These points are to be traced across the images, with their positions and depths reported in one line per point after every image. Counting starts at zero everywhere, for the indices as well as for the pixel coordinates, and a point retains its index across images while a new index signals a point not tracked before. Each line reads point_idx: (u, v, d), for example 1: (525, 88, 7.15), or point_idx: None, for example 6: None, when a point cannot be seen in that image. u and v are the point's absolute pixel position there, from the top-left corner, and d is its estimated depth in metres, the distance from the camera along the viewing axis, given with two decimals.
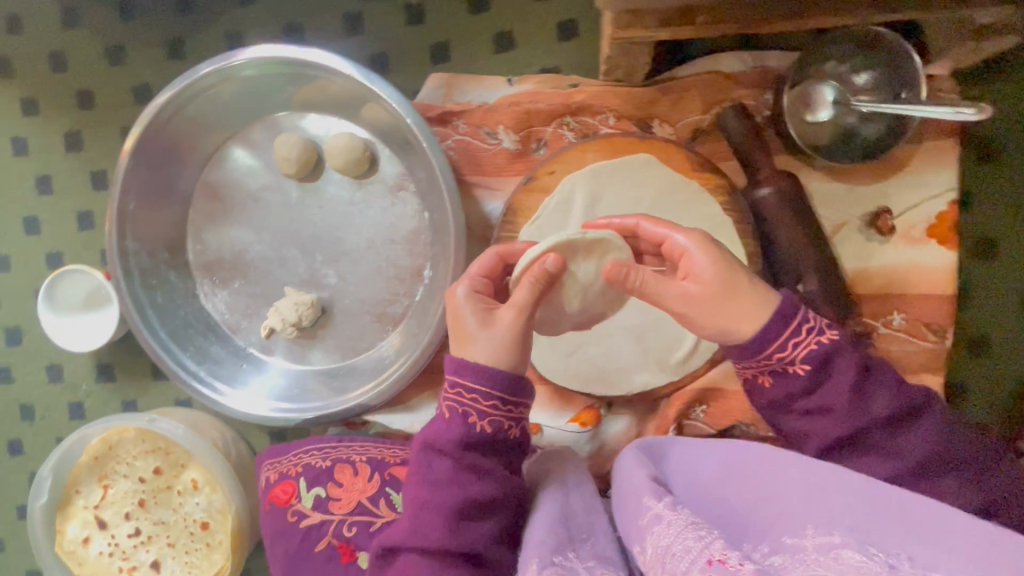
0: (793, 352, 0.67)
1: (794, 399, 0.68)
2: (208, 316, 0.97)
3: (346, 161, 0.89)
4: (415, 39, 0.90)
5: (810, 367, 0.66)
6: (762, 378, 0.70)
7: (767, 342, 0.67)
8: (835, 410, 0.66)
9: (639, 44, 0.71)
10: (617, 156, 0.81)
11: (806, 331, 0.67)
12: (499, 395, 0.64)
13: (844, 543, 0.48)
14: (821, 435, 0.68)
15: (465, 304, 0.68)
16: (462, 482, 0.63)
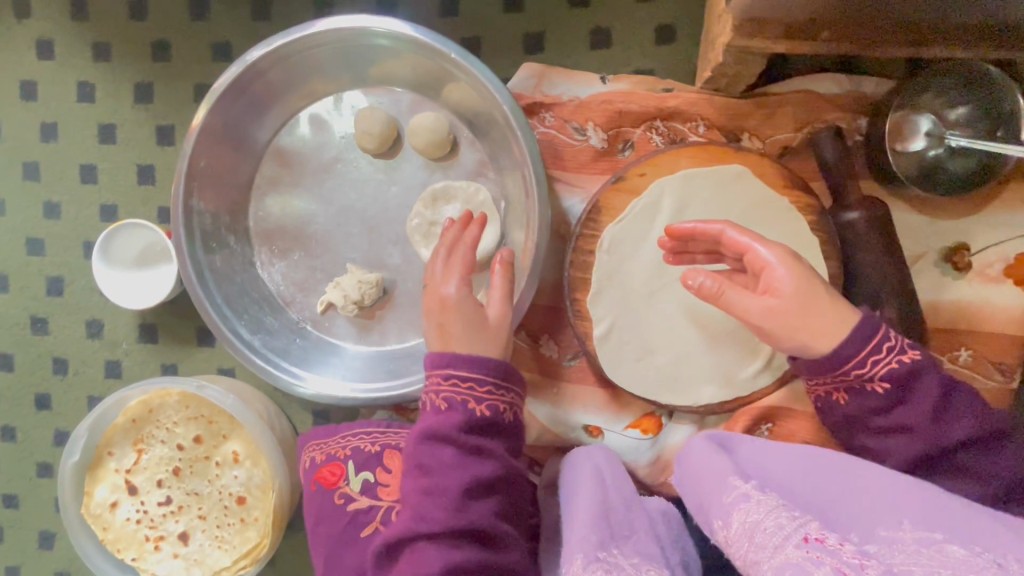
0: (871, 368, 0.66)
1: (871, 416, 0.68)
2: (264, 285, 0.94)
3: (429, 141, 0.87)
4: (509, 26, 0.88)
5: (890, 385, 0.66)
6: (838, 395, 0.70)
7: (847, 357, 0.66)
8: (914, 429, 0.66)
9: (754, 55, 0.71)
10: (709, 164, 0.80)
11: (887, 349, 0.66)
12: (491, 380, 0.73)
13: (946, 539, 0.52)
14: (898, 451, 0.68)
15: (464, 304, 0.76)
16: (465, 465, 0.70)
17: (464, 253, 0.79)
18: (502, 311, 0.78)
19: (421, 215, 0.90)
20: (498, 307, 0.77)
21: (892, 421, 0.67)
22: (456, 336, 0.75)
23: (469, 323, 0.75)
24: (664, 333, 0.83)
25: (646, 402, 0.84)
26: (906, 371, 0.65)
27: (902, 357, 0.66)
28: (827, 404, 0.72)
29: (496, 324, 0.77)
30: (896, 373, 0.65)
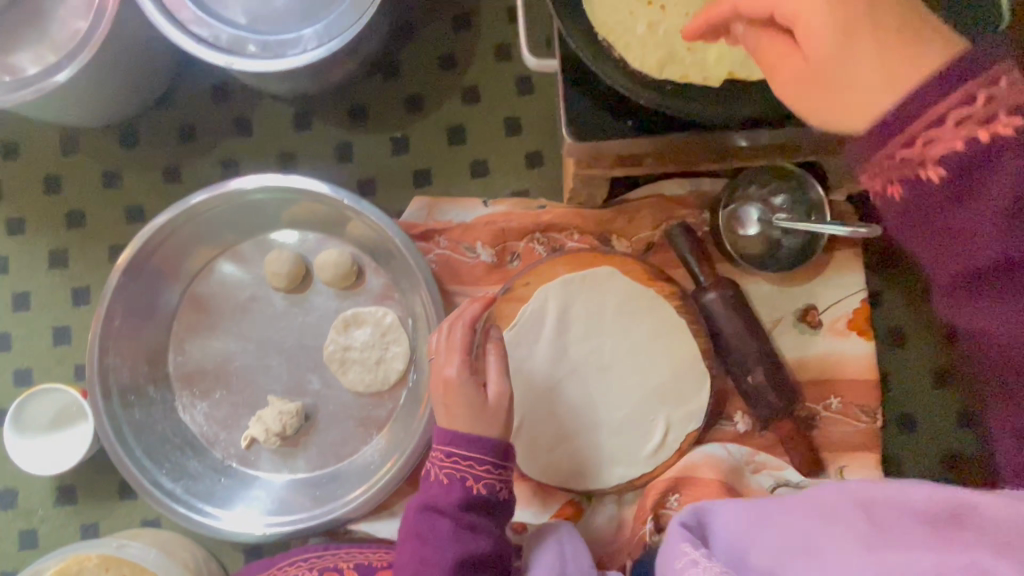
0: (946, 117, 0.36)
1: (969, 236, 0.37)
2: (186, 429, 0.96)
3: (334, 275, 0.96)
4: (400, 166, 1.01)
5: (948, 174, 0.37)
6: (916, 178, 0.38)
7: (902, 124, 0.38)
8: (979, 196, 0.37)
9: (597, 178, 0.85)
10: (583, 269, 0.92)
11: (981, 93, 0.36)
12: (490, 459, 0.76)
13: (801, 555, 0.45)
14: (987, 340, 0.39)
15: (466, 386, 0.75)
16: (460, 539, 0.74)
17: (461, 330, 0.79)
18: (501, 388, 0.77)
19: (335, 341, 0.96)
20: (502, 386, 0.77)
21: (996, 247, 0.37)
22: (455, 414, 0.76)
23: (470, 406, 0.75)
24: (569, 422, 0.90)
25: (564, 489, 0.90)
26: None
27: (999, 133, 0.35)
28: (889, 200, 0.40)
29: (497, 402, 0.76)
30: (994, 153, 0.36)
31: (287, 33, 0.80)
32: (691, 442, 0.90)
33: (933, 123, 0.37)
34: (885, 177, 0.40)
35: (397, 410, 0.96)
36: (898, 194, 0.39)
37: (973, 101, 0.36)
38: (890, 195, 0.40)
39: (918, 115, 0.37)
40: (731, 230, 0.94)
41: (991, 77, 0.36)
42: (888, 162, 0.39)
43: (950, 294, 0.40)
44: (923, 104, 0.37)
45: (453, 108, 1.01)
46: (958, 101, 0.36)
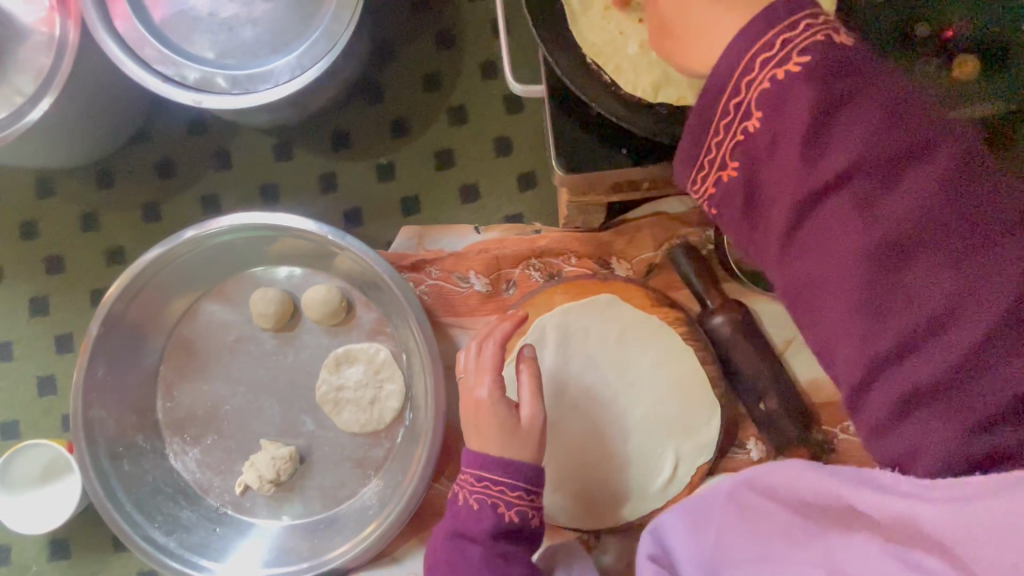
0: (754, 81, 0.41)
1: (784, 176, 0.41)
2: (178, 478, 0.93)
3: (323, 311, 0.92)
4: (386, 194, 0.96)
5: (764, 115, 0.41)
6: (742, 140, 0.43)
7: (722, 87, 0.43)
8: (788, 130, 0.40)
9: (592, 204, 0.81)
10: (582, 297, 0.88)
11: (784, 42, 0.39)
12: (523, 486, 0.72)
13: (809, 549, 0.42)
14: (817, 281, 0.41)
15: (495, 407, 0.74)
16: (491, 569, 0.71)
17: (492, 349, 0.79)
18: (535, 412, 0.75)
19: (328, 381, 0.92)
20: (535, 409, 0.75)
21: (828, 163, 0.38)
22: (480, 436, 0.75)
23: (500, 428, 0.73)
24: (573, 459, 0.86)
25: (569, 529, 0.86)
26: (839, 61, 0.38)
27: (800, 63, 0.39)
28: (726, 195, 0.46)
29: (530, 425, 0.75)
30: (797, 82, 0.39)
31: (258, 65, 0.76)
32: (703, 475, 0.86)
33: (738, 91, 0.42)
34: (721, 159, 0.46)
35: (395, 449, 0.92)
36: (733, 172, 0.45)
37: (812, 19, 0.39)
38: (723, 181, 0.46)
39: (733, 74, 0.42)
40: (737, 246, 0.91)
41: (797, 23, 0.39)
42: (718, 143, 0.45)
43: (791, 239, 0.42)
44: (730, 67, 0.42)
45: (439, 130, 0.96)
46: (763, 47, 0.40)
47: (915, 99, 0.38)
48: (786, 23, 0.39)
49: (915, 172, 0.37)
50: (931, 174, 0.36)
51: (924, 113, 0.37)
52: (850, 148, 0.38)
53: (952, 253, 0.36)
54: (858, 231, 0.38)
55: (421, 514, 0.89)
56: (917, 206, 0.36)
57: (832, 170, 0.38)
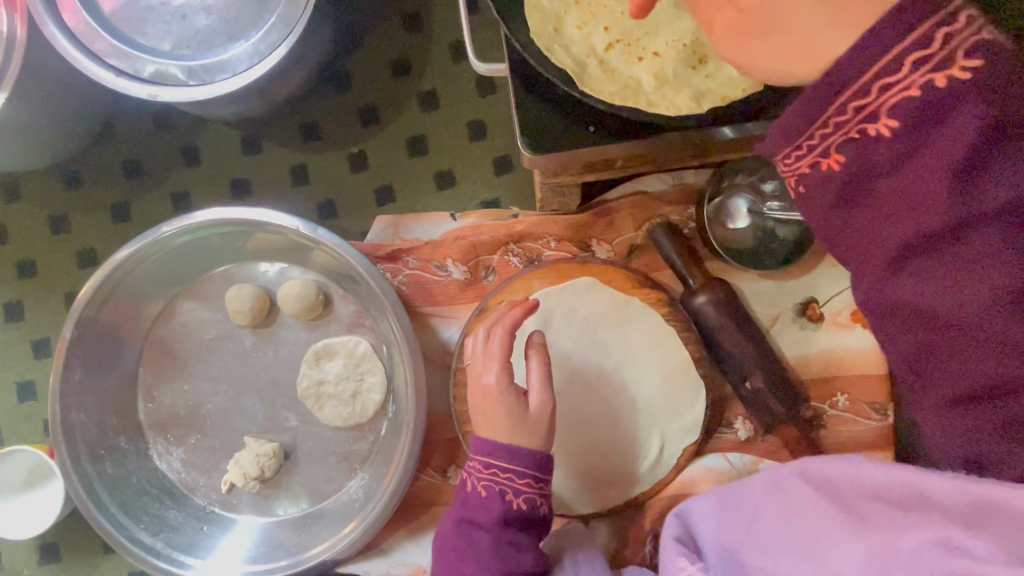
0: (893, 88, 0.34)
1: (909, 198, 0.35)
2: (163, 478, 0.93)
3: (299, 306, 0.91)
4: (359, 184, 0.94)
5: (899, 124, 0.34)
6: (856, 142, 0.36)
7: (849, 81, 0.35)
8: (927, 148, 0.34)
9: (565, 185, 0.79)
10: (561, 281, 0.86)
11: (945, 41, 0.32)
12: (531, 474, 0.72)
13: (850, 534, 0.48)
14: (918, 311, 0.36)
15: (505, 395, 0.73)
16: (500, 556, 0.70)
17: (501, 336, 0.76)
18: (543, 398, 0.74)
19: (308, 376, 0.91)
20: (544, 395, 0.74)
21: (974, 197, 0.33)
22: (486, 424, 0.74)
23: (510, 416, 0.72)
24: (560, 445, 0.85)
25: (561, 516, 0.85)
26: (1008, 86, 0.32)
27: (965, 71, 0.32)
28: (816, 190, 0.39)
29: (540, 411, 0.74)
30: (950, 101, 0.33)
31: (215, 54, 0.74)
32: (689, 456, 0.85)
33: (885, 78, 0.34)
34: (823, 150, 0.38)
35: (379, 442, 0.91)
36: (835, 167, 0.38)
37: (960, 22, 0.32)
38: (820, 172, 0.39)
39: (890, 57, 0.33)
40: (719, 223, 0.87)
41: (961, 20, 0.32)
42: (823, 135, 0.37)
43: (900, 262, 0.37)
44: (850, 72, 0.34)
45: (411, 116, 0.94)
46: (908, 49, 0.33)
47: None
48: (944, 17, 0.32)
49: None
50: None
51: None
52: (1003, 189, 0.32)
53: None
54: (989, 277, 0.34)
55: (408, 504, 0.88)
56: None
57: (973, 206, 0.33)
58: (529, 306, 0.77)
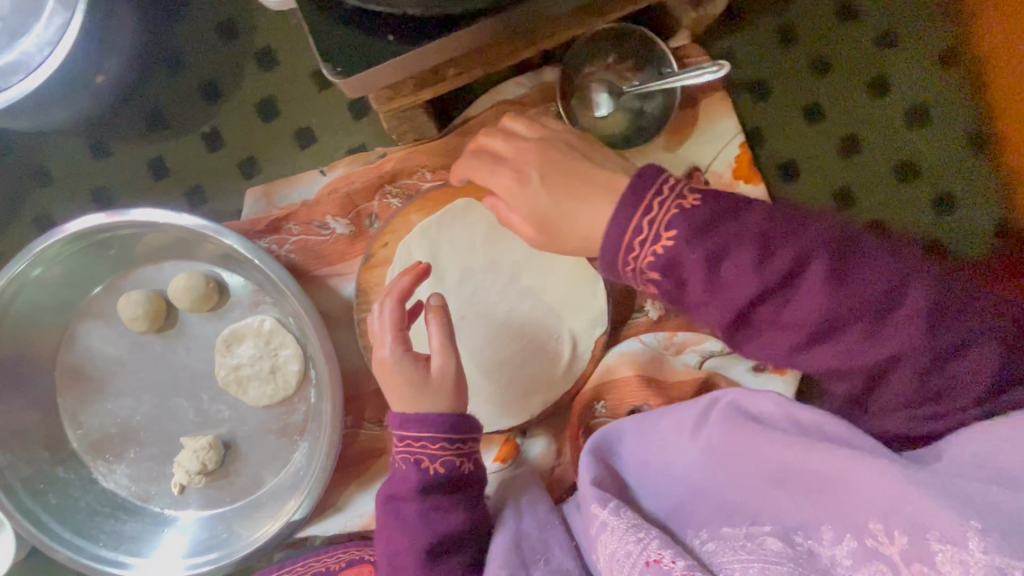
0: (651, 244, 0.52)
1: (714, 304, 0.51)
2: (113, 496, 0.94)
3: (192, 299, 0.89)
4: (220, 161, 0.91)
5: (669, 272, 0.52)
6: (653, 279, 0.53)
7: (622, 238, 0.52)
8: (712, 276, 0.50)
9: (408, 109, 0.76)
10: (439, 209, 0.85)
11: (649, 223, 0.51)
12: (444, 437, 0.67)
13: (802, 498, 0.52)
14: (822, 323, 0.49)
15: (402, 365, 0.70)
16: (428, 524, 0.66)
17: (391, 310, 0.72)
18: (446, 361, 0.69)
19: (224, 364, 0.91)
20: (444, 355, 0.69)
21: (744, 292, 0.50)
22: (395, 397, 0.70)
23: (411, 384, 0.69)
24: (478, 367, 0.86)
25: (494, 431, 0.87)
26: (707, 217, 0.51)
27: (681, 208, 0.51)
28: (692, 305, 0.53)
29: (441, 372, 0.69)
30: (683, 253, 0.51)
31: (4, 55, 0.70)
32: (604, 347, 0.86)
33: (640, 235, 0.52)
34: (642, 270, 0.53)
35: (311, 410, 0.93)
36: (658, 276, 0.53)
37: (661, 197, 0.52)
38: (652, 283, 0.54)
39: (629, 236, 0.52)
40: (587, 112, 0.87)
41: (652, 204, 0.52)
42: (648, 257, 0.52)
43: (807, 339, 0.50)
44: (621, 230, 0.52)
45: (252, 80, 0.90)
46: (635, 232, 0.52)
47: (738, 232, 0.50)
48: (644, 206, 0.52)
49: (809, 268, 0.49)
50: (822, 264, 0.49)
51: (737, 239, 0.50)
52: (739, 277, 0.50)
53: (857, 266, 0.49)
54: (799, 328, 0.50)
55: (355, 459, 0.91)
56: (809, 285, 0.49)
57: (749, 297, 0.50)
58: (419, 271, 0.72)
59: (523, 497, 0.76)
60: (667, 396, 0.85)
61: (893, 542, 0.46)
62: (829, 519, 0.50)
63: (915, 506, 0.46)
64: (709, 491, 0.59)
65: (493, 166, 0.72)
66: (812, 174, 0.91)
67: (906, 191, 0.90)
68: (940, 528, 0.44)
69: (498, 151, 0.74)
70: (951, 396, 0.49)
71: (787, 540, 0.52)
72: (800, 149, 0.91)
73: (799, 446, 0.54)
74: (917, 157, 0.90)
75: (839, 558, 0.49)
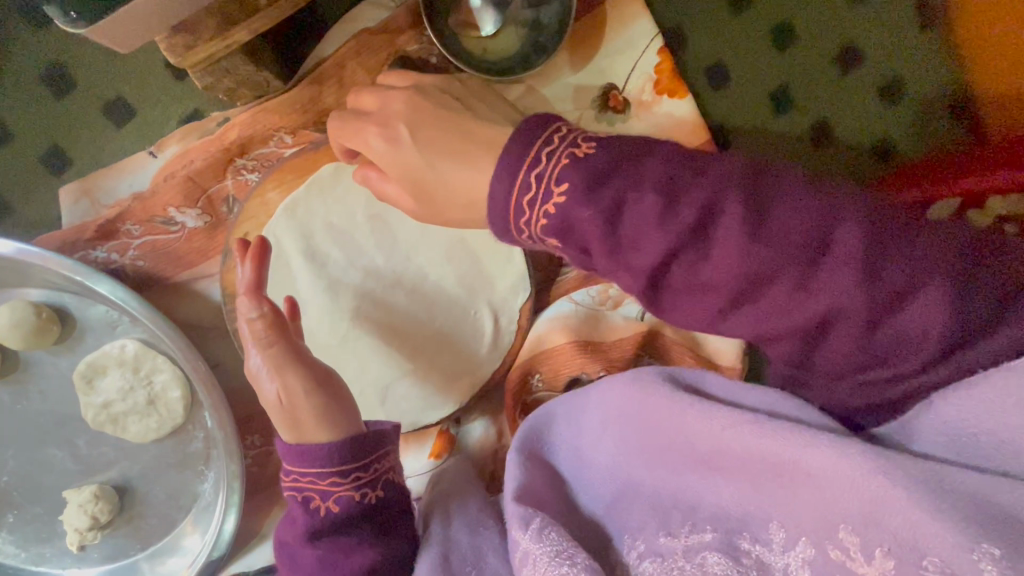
0: (537, 208, 0.40)
1: (621, 268, 0.40)
2: (5, 565, 0.82)
3: (23, 336, 0.72)
4: (18, 159, 0.72)
5: (565, 237, 0.41)
6: (552, 248, 0.43)
7: (507, 205, 0.41)
8: (610, 232, 0.39)
9: (223, 60, 0.58)
10: (304, 180, 0.69)
11: (538, 179, 0.40)
12: (333, 469, 0.56)
13: (750, 491, 0.42)
14: (750, 278, 0.38)
15: (257, 387, 0.58)
16: (327, 568, 0.53)
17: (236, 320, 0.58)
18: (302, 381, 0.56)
19: (90, 404, 0.76)
20: (289, 379, 0.56)
21: (651, 252, 0.38)
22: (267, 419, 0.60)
23: (269, 410, 0.58)
24: (390, 359, 0.74)
25: (421, 427, 0.76)
26: (599, 163, 0.40)
27: (570, 157, 0.40)
28: (600, 275, 0.42)
29: (292, 401, 0.56)
30: (574, 212, 0.39)
31: None
32: (529, 315, 0.75)
33: (527, 191, 0.40)
34: (535, 238, 0.42)
35: (210, 434, 0.80)
36: (555, 244, 0.42)
37: (550, 146, 0.40)
38: (552, 249, 0.43)
39: (513, 195, 0.40)
40: (468, 33, 0.69)
41: (540, 156, 0.40)
42: (538, 223, 0.40)
43: (737, 301, 0.39)
44: (506, 189, 0.40)
45: (26, 45, 0.71)
46: (521, 190, 0.40)
47: (637, 175, 0.39)
48: (529, 158, 0.40)
49: (724, 212, 0.38)
50: (740, 204, 0.38)
51: (636, 184, 0.39)
52: (642, 234, 0.38)
53: (783, 201, 0.38)
54: (721, 288, 0.39)
55: (271, 480, 0.80)
56: (729, 230, 0.38)
57: (657, 259, 0.39)
58: (257, 249, 0.54)
59: (454, 499, 0.63)
60: (608, 360, 0.73)
61: (870, 561, 0.36)
62: (779, 517, 0.41)
63: (904, 519, 0.34)
64: (650, 490, 0.48)
65: (355, 125, 0.50)
66: (743, 76, 0.77)
67: (852, 81, 0.77)
68: (939, 552, 0.33)
69: (362, 108, 0.52)
70: (915, 355, 0.39)
71: (731, 555, 0.42)
72: (727, 47, 0.77)
73: (745, 428, 0.43)
74: (860, 39, 0.77)
75: (793, 569, 0.39)
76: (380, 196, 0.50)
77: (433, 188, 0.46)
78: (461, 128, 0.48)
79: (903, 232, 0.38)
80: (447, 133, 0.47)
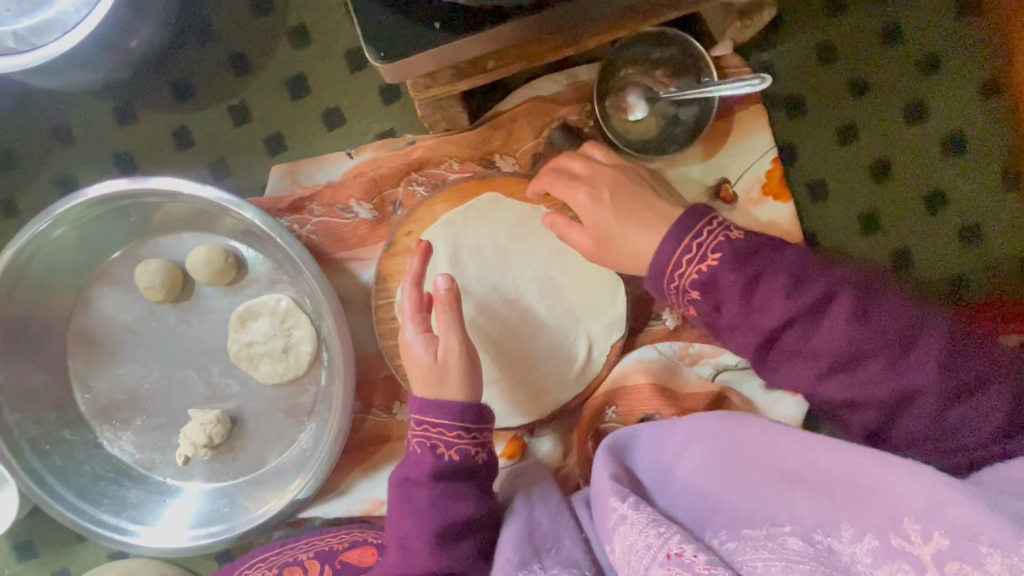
0: (691, 265, 0.56)
1: (747, 326, 0.54)
2: (118, 461, 0.94)
3: (209, 272, 0.89)
4: (244, 137, 0.92)
5: (708, 292, 0.55)
6: (691, 302, 0.57)
7: (666, 261, 0.57)
8: (745, 297, 0.54)
9: (444, 98, 0.75)
10: (464, 203, 0.84)
11: (698, 245, 0.56)
12: (460, 425, 0.67)
13: (828, 495, 0.50)
14: (850, 352, 0.51)
15: (416, 345, 0.71)
16: (439, 509, 0.65)
17: (411, 291, 0.74)
18: (457, 345, 0.70)
19: (237, 340, 0.91)
20: (450, 341, 0.70)
21: (774, 317, 0.53)
22: (411, 378, 0.72)
23: (423, 366, 0.70)
24: (491, 363, 0.86)
25: (502, 428, 0.87)
26: (745, 246, 0.55)
27: (723, 237, 0.56)
28: (726, 330, 0.56)
29: (447, 359, 0.70)
30: (720, 274, 0.54)
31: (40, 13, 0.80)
32: (618, 354, 0.86)
33: (687, 252, 0.56)
34: (681, 290, 0.57)
35: (321, 391, 0.93)
36: (696, 296, 0.56)
37: (710, 225, 0.57)
38: (691, 302, 0.57)
39: (676, 254, 0.56)
40: (620, 117, 0.85)
41: (701, 231, 0.56)
42: (688, 278, 0.56)
43: (835, 369, 0.52)
44: (675, 243, 0.57)
45: (281, 56, 0.91)
46: (684, 251, 0.56)
47: (772, 262, 0.54)
48: (693, 230, 0.56)
49: (835, 300, 0.52)
50: (849, 298, 0.52)
51: (771, 268, 0.54)
52: (770, 303, 0.53)
53: (881, 302, 0.52)
54: (825, 356, 0.52)
55: (360, 445, 0.91)
56: (838, 314, 0.52)
57: (777, 323, 0.53)
58: (423, 250, 0.75)
59: (534, 488, 0.74)
60: (681, 408, 0.84)
61: (927, 541, 0.44)
62: (849, 518, 0.49)
63: (961, 509, 0.43)
64: (724, 491, 0.57)
65: (568, 181, 0.67)
66: (840, 195, 0.90)
67: (937, 220, 0.89)
68: (989, 531, 0.42)
69: (574, 170, 0.68)
70: (971, 437, 0.50)
71: (806, 539, 0.50)
72: (830, 170, 0.90)
73: (831, 446, 0.52)
74: (949, 187, 0.89)
75: (860, 556, 0.47)
76: (564, 234, 0.67)
77: (615, 233, 0.63)
78: (626, 199, 0.64)
79: (970, 343, 0.51)
80: (626, 198, 0.64)
